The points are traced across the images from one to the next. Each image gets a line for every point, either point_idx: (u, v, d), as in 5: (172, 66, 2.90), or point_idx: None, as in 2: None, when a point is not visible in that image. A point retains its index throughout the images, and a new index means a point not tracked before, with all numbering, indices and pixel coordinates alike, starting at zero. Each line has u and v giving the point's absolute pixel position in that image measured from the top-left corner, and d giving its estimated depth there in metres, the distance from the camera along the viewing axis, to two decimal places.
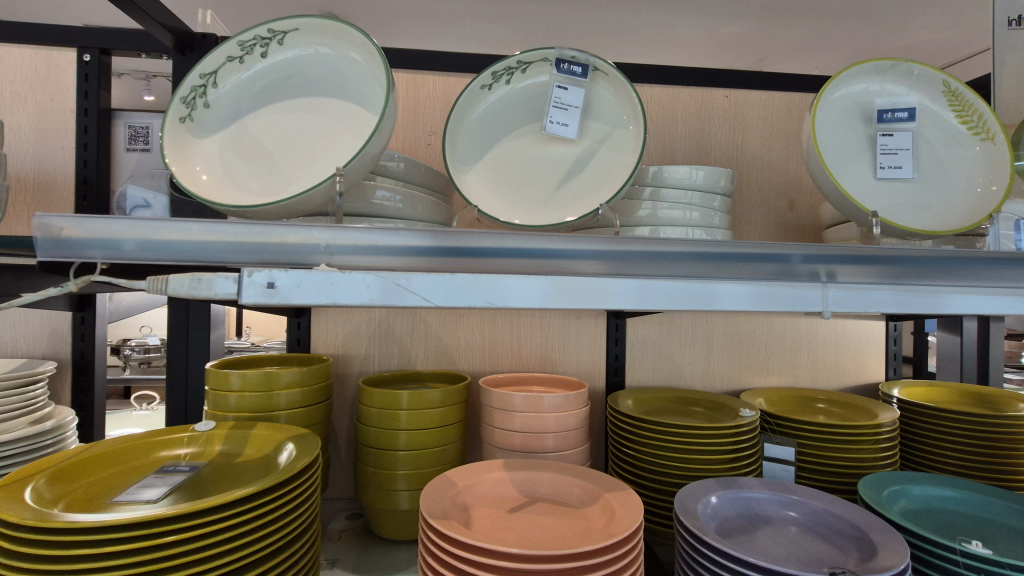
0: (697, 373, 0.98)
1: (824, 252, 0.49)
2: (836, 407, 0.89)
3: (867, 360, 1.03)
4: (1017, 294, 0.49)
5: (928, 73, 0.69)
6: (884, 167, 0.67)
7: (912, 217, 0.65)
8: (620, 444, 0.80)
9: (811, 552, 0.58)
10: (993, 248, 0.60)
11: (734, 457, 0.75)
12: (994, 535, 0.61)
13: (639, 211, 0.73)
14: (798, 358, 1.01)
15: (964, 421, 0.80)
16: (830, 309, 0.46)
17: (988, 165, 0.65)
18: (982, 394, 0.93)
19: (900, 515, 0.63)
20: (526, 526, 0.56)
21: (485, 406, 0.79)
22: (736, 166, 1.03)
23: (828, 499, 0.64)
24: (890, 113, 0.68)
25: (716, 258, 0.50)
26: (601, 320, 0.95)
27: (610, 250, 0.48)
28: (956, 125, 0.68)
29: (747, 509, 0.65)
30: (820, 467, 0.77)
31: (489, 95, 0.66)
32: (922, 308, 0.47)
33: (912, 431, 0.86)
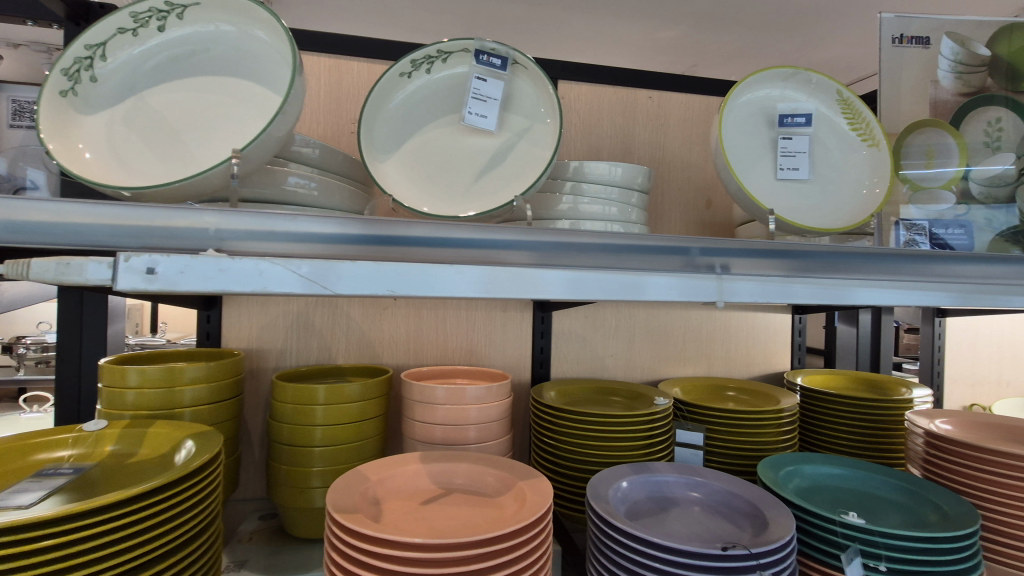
0: (620, 364, 1.01)
1: (722, 245, 0.52)
2: (744, 394, 0.95)
3: (775, 351, 1.10)
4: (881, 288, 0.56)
5: (824, 82, 0.74)
6: (784, 168, 0.71)
7: (808, 215, 0.70)
8: (541, 434, 0.81)
9: (710, 528, 0.61)
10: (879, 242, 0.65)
11: (648, 443, 0.78)
12: (871, 507, 0.66)
13: (560, 204, 0.74)
14: (713, 349, 1.06)
15: (855, 405, 0.88)
16: (724, 299, 0.49)
17: (875, 168, 0.71)
18: (872, 379, 1.02)
19: (794, 492, 0.68)
20: (438, 517, 0.56)
21: (406, 399, 0.78)
22: (658, 166, 1.07)
23: (728, 479, 0.68)
24: (791, 118, 0.73)
25: (621, 251, 0.52)
26: (527, 313, 0.96)
27: (533, 240, 0.49)
28: (848, 131, 0.74)
29: (656, 492, 0.68)
30: (726, 451, 0.82)
31: (408, 84, 0.65)
32: (801, 299, 0.51)
33: (811, 416, 0.93)
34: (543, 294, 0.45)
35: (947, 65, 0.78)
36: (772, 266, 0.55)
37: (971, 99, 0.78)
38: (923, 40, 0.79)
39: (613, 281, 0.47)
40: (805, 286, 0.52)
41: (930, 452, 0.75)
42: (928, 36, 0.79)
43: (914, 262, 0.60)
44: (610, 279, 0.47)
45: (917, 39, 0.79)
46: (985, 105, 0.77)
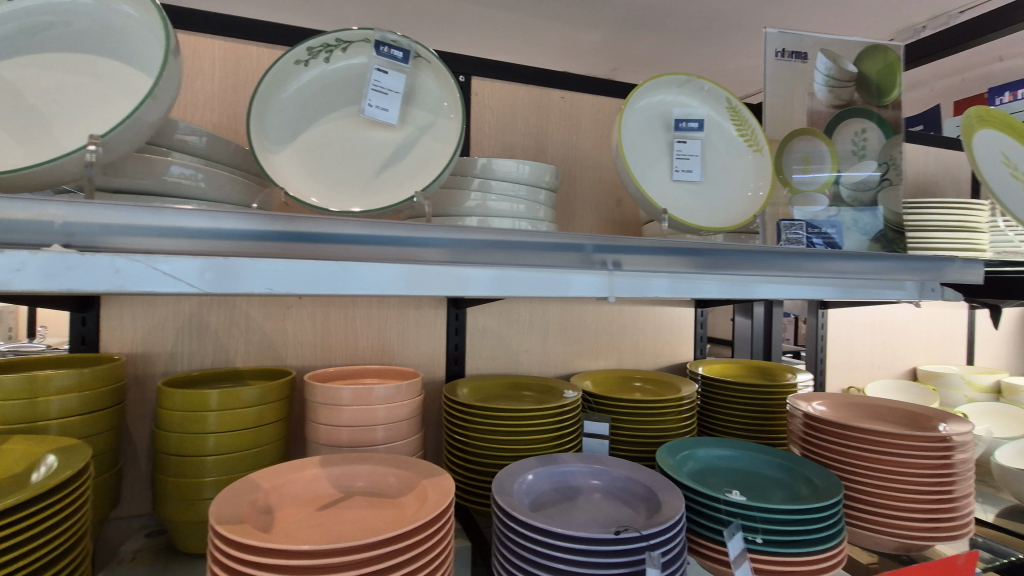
0: (534, 359, 1.03)
1: (616, 241, 0.54)
2: (649, 384, 1.00)
3: (680, 343, 1.16)
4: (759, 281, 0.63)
5: (714, 90, 0.79)
6: (679, 170, 0.75)
7: (700, 215, 0.74)
8: (452, 432, 0.81)
9: (609, 514, 0.64)
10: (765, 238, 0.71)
11: (557, 435, 0.80)
12: (754, 484, 0.72)
13: (468, 201, 0.74)
14: (623, 343, 1.11)
15: (747, 391, 0.94)
16: (615, 295, 0.55)
17: (759, 171, 0.78)
18: (761, 366, 1.11)
19: (687, 475, 0.72)
20: (338, 522, 0.54)
21: (309, 401, 0.75)
22: (570, 165, 1.09)
23: (627, 466, 0.71)
24: (685, 123, 0.77)
25: (514, 247, 0.52)
26: (441, 310, 0.96)
27: (457, 238, 0.50)
28: (736, 137, 0.79)
29: (561, 482, 0.70)
30: (630, 440, 0.86)
31: (304, 73, 0.63)
32: (684, 292, 0.58)
33: (709, 403, 0.99)
34: (466, 291, 0.48)
35: (822, 79, 0.85)
36: (663, 262, 0.58)
37: (842, 110, 0.86)
38: (802, 55, 0.85)
39: (539, 278, 0.52)
40: (711, 283, 0.59)
41: (806, 431, 0.82)
42: (806, 51, 0.85)
43: (788, 258, 0.65)
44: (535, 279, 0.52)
45: (796, 53, 0.85)
46: (853, 116, 0.86)
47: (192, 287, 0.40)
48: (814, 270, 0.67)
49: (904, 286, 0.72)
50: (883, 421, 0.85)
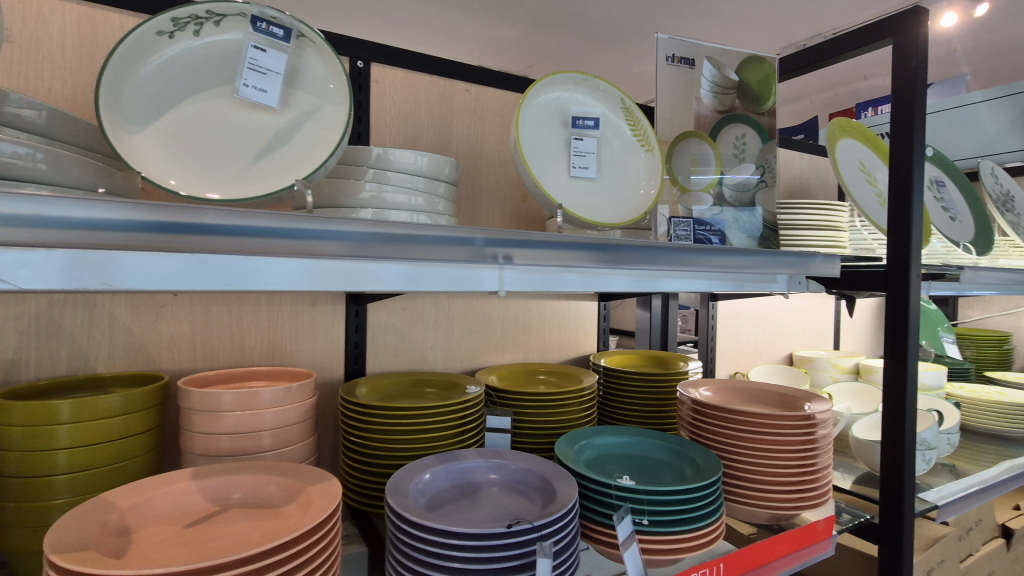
0: (439, 355, 1.01)
1: (507, 234, 0.54)
2: (552, 376, 1.02)
3: (584, 335, 1.19)
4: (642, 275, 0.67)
5: (609, 90, 0.82)
6: (576, 167, 0.77)
7: (595, 210, 0.76)
8: (348, 433, 0.78)
9: (506, 506, 0.64)
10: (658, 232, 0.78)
11: (459, 431, 0.79)
12: (645, 468, 0.76)
13: (362, 192, 0.71)
14: (528, 337, 1.12)
15: (643, 381, 0.99)
16: (504, 289, 0.56)
17: (651, 170, 0.81)
18: (658, 355, 1.17)
19: (585, 464, 0.74)
20: (212, 538, 0.50)
21: (185, 408, 0.69)
22: (475, 159, 1.08)
23: (525, 458, 0.72)
24: (581, 120, 0.78)
25: (402, 241, 0.50)
26: (339, 306, 0.91)
27: (364, 233, 0.48)
28: (630, 135, 0.82)
29: (460, 478, 0.69)
30: (532, 432, 0.87)
31: (169, 45, 0.57)
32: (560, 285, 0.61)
33: (608, 393, 1.03)
34: (377, 286, 0.51)
35: (708, 85, 0.91)
36: (555, 256, 0.58)
37: (725, 115, 0.92)
38: (689, 61, 0.90)
39: (461, 272, 0.55)
40: (619, 277, 0.65)
41: (693, 415, 0.88)
42: (693, 57, 0.90)
43: (683, 253, 0.68)
44: (457, 271, 0.55)
45: (685, 59, 0.90)
46: (734, 122, 0.93)
47: (60, 282, 0.38)
48: (703, 263, 0.70)
49: (775, 281, 0.81)
50: (758, 402, 0.93)
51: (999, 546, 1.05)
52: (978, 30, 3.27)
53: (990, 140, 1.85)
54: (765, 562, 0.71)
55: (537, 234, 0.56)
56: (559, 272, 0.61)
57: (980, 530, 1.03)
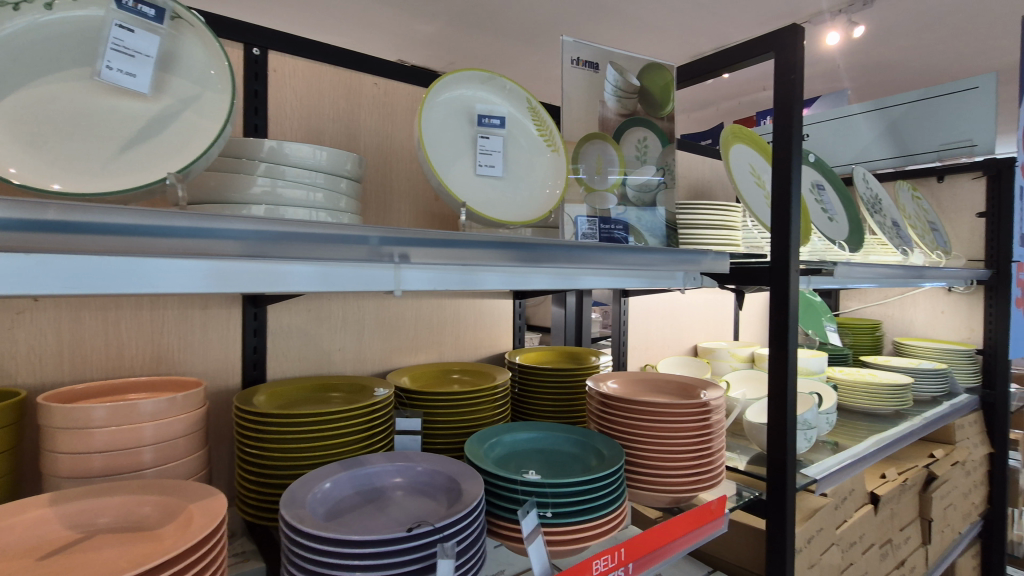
0: (348, 357, 0.98)
1: (409, 232, 0.53)
2: (466, 375, 1.02)
3: (500, 334, 1.20)
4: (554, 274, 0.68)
5: (515, 90, 0.83)
6: (482, 165, 0.77)
7: (501, 209, 0.77)
8: (243, 444, 0.73)
9: (411, 510, 0.63)
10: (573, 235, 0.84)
11: (366, 435, 0.77)
12: (553, 461, 0.78)
13: (254, 187, 0.67)
14: (444, 336, 1.11)
15: (555, 378, 1.01)
16: (400, 288, 0.55)
17: (556, 170, 0.83)
18: (572, 351, 1.20)
19: (494, 461, 0.75)
20: (76, 568, 0.45)
21: (46, 427, 0.61)
22: (385, 155, 1.06)
23: (433, 459, 0.71)
24: (487, 119, 0.78)
25: (297, 240, 0.48)
26: (236, 309, 0.86)
27: (256, 230, 0.46)
28: (536, 135, 0.84)
29: (365, 484, 0.67)
30: (445, 432, 0.87)
31: (12, 19, 0.51)
32: (466, 283, 0.61)
33: (522, 390, 1.04)
34: (289, 286, 0.50)
35: (611, 90, 0.94)
36: (457, 254, 0.58)
37: (627, 119, 0.96)
38: (594, 65, 0.93)
39: (378, 271, 0.54)
40: (543, 276, 0.68)
41: (600, 408, 0.91)
42: (597, 61, 0.93)
43: (584, 251, 0.70)
44: (376, 271, 0.54)
45: (590, 63, 0.93)
46: (636, 125, 0.97)
47: None
48: (609, 261, 0.72)
49: (675, 278, 0.87)
50: (661, 392, 0.98)
51: (869, 511, 1.18)
52: (856, 50, 3.64)
53: (864, 149, 2.07)
54: (664, 544, 0.74)
55: (460, 235, 0.57)
56: (479, 272, 0.63)
57: (853, 499, 1.15)
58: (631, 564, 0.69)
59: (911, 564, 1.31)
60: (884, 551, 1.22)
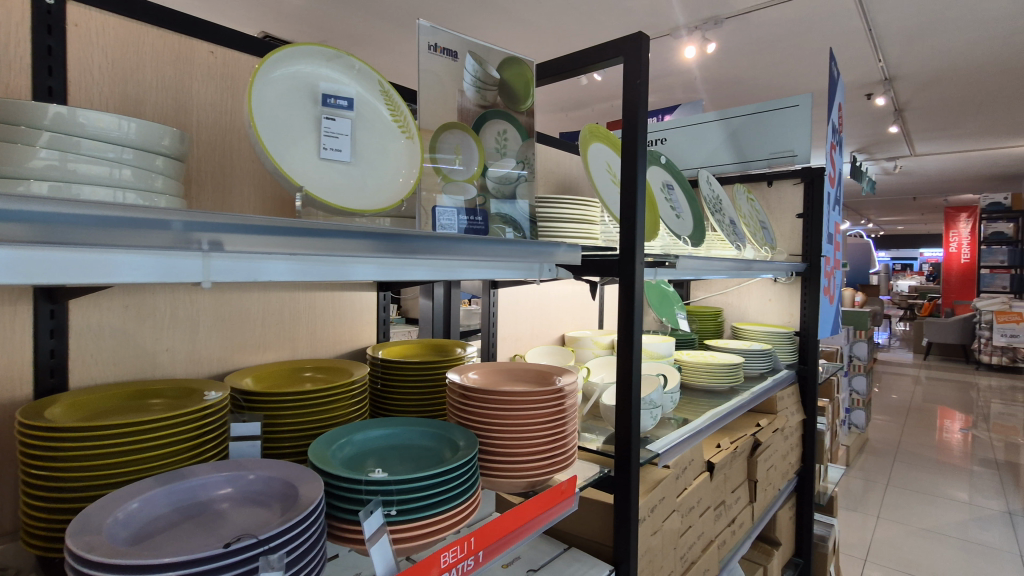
0: (178, 359, 0.88)
1: (273, 221, 0.52)
2: (320, 372, 0.97)
3: (362, 328, 1.16)
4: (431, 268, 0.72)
5: (365, 70, 0.79)
6: (327, 148, 0.72)
7: (349, 196, 0.73)
8: (28, 465, 0.61)
9: (239, 522, 0.58)
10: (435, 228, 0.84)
11: (195, 444, 0.70)
12: (405, 457, 0.77)
13: (34, 160, 0.56)
14: (297, 333, 1.04)
15: (417, 372, 1.00)
16: (209, 279, 0.49)
17: (411, 157, 0.80)
18: (438, 344, 1.19)
19: (341, 463, 0.72)
20: None
21: None
22: (225, 133, 0.96)
23: (271, 465, 0.66)
24: (333, 99, 0.74)
25: (94, 225, 0.42)
26: (25, 305, 0.73)
27: (32, 209, 0.38)
28: (389, 120, 0.80)
29: (185, 500, 0.60)
30: (293, 435, 0.81)
31: None
32: (326, 275, 0.59)
33: (382, 386, 1.01)
34: (117, 279, 0.44)
35: (470, 79, 0.94)
36: (318, 244, 0.57)
37: (486, 110, 0.96)
38: (452, 53, 0.92)
39: (235, 263, 0.51)
40: (420, 270, 0.70)
41: (459, 399, 0.92)
42: (455, 50, 0.92)
43: (444, 243, 0.69)
44: (228, 264, 0.51)
45: (447, 51, 0.92)
46: (496, 117, 0.97)
47: None
48: (461, 252, 0.71)
49: (533, 268, 0.87)
50: (520, 380, 1.01)
51: (705, 478, 1.32)
52: (709, 64, 4.04)
53: (711, 154, 2.31)
54: (515, 527, 0.77)
55: (305, 222, 0.54)
56: (350, 262, 0.61)
57: (693, 467, 1.28)
58: (479, 551, 0.70)
59: (740, 521, 1.50)
60: (718, 513, 1.38)
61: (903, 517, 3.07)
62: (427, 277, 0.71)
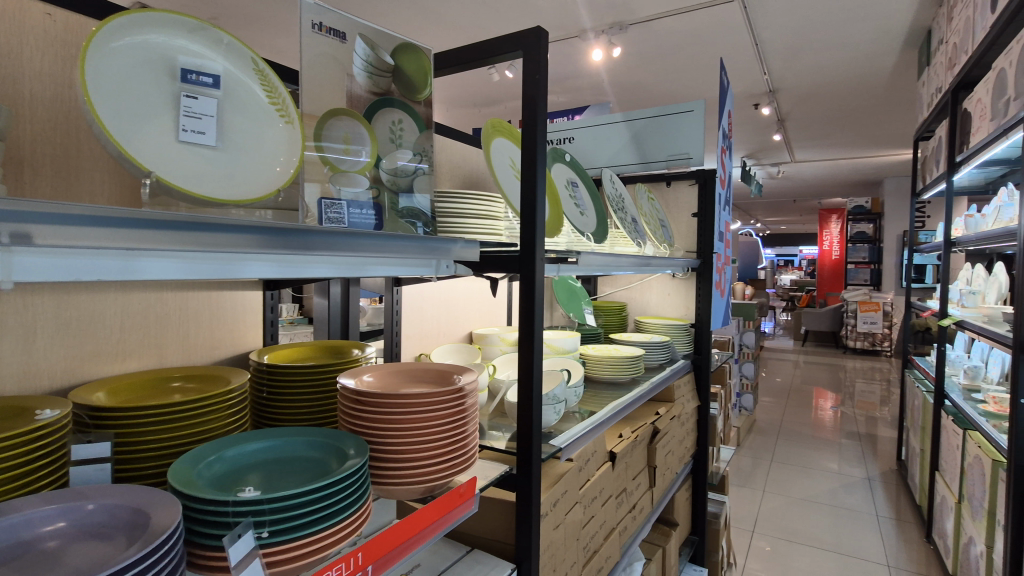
0: (8, 372, 0.76)
1: (148, 215, 0.47)
2: (191, 382, 0.88)
3: (245, 330, 1.09)
4: (329, 264, 0.67)
5: (235, 46, 0.71)
6: (187, 130, 0.64)
7: (214, 185, 0.65)
8: None
9: (71, 562, 0.50)
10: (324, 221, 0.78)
11: (26, 473, 0.60)
12: (286, 472, 0.71)
13: None
14: (165, 338, 0.95)
15: (306, 377, 0.93)
16: (12, 280, 0.41)
17: (289, 144, 0.74)
18: (332, 346, 1.12)
19: (209, 483, 0.65)
20: None
21: None
22: (68, 109, 0.83)
23: (121, 491, 0.58)
24: (195, 75, 0.66)
25: None
26: None
27: None
28: (265, 102, 0.73)
29: (2, 541, 0.51)
30: (156, 454, 0.73)
31: None
32: (214, 273, 0.55)
33: (267, 393, 0.93)
34: None
35: (361, 64, 0.88)
36: (209, 240, 0.52)
37: (379, 97, 0.91)
38: (340, 34, 0.86)
39: (110, 260, 0.47)
40: (323, 267, 0.66)
41: (349, 405, 0.87)
42: (343, 31, 0.87)
43: (348, 237, 0.67)
44: (100, 261, 0.47)
45: (334, 31, 0.85)
46: (388, 106, 0.92)
47: None
48: (346, 248, 0.67)
49: (432, 265, 0.85)
50: (417, 381, 0.97)
51: (607, 468, 1.36)
52: (617, 68, 4.20)
53: (615, 154, 2.39)
54: (419, 529, 0.76)
55: (155, 214, 0.48)
56: (242, 261, 0.58)
57: (595, 459, 1.32)
58: (374, 564, 0.67)
59: (641, 506, 1.56)
60: (619, 500, 1.43)
61: (785, 489, 3.39)
62: (330, 274, 0.67)
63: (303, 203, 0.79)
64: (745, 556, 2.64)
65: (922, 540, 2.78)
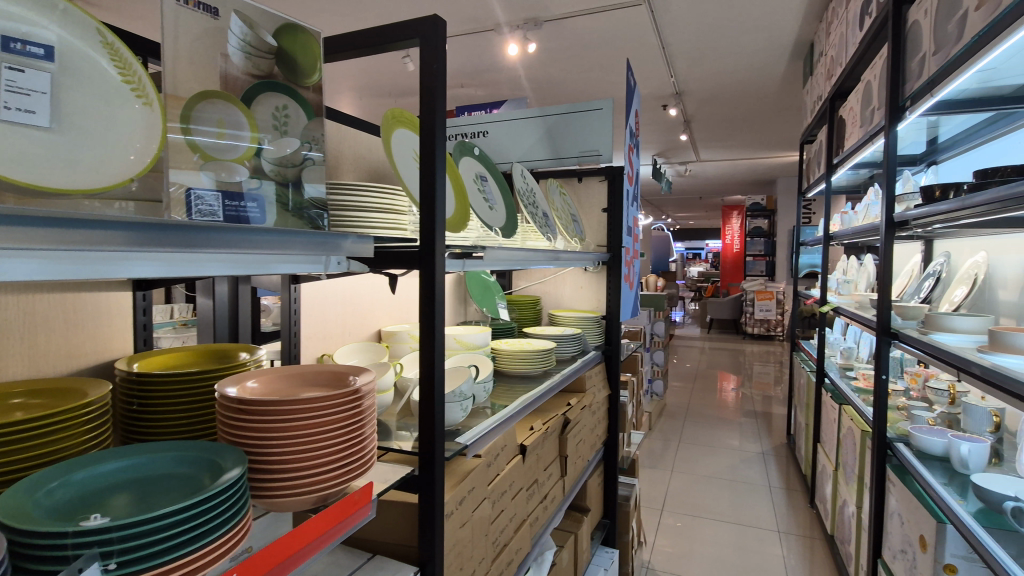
0: None
1: None
2: (38, 398, 0.77)
3: (110, 335, 0.99)
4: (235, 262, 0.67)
5: (74, 14, 0.63)
6: (9, 108, 0.55)
7: (47, 171, 0.57)
8: None
9: None
10: (197, 216, 0.72)
11: None
12: (150, 496, 0.65)
13: None
14: (8, 348, 0.84)
15: (181, 385, 0.85)
16: None
17: (148, 129, 0.66)
18: (217, 350, 1.04)
19: (50, 513, 0.57)
20: None
21: None
22: None
23: None
24: (19, 44, 0.57)
25: None
26: None
27: None
28: (116, 80, 0.65)
29: None
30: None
31: None
32: (92, 273, 0.52)
33: (135, 406, 0.84)
34: None
35: (237, 42, 0.82)
36: (80, 238, 0.50)
37: (262, 81, 0.84)
38: (212, 10, 0.80)
39: None
40: (220, 264, 0.65)
41: (229, 416, 0.80)
42: (216, 7, 0.80)
43: (237, 234, 0.66)
44: None
45: (204, 6, 0.79)
46: (271, 90, 0.85)
47: None
48: (234, 245, 0.65)
49: (324, 260, 0.80)
50: (309, 386, 0.92)
51: (518, 462, 1.37)
52: (532, 63, 4.23)
53: (528, 149, 2.41)
54: (329, 527, 0.77)
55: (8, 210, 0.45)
56: (121, 260, 0.55)
57: (505, 453, 1.33)
58: (271, 572, 0.65)
59: (552, 496, 1.59)
60: (530, 492, 1.45)
61: (691, 468, 3.61)
62: (228, 274, 0.66)
63: (172, 184, 0.70)
64: (654, 533, 2.78)
65: (806, 506, 3.08)
